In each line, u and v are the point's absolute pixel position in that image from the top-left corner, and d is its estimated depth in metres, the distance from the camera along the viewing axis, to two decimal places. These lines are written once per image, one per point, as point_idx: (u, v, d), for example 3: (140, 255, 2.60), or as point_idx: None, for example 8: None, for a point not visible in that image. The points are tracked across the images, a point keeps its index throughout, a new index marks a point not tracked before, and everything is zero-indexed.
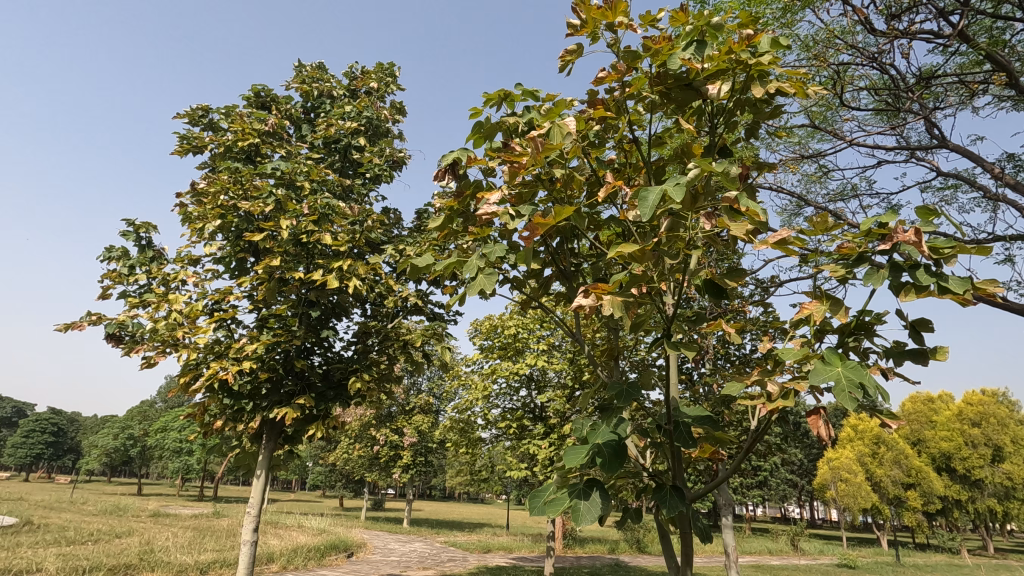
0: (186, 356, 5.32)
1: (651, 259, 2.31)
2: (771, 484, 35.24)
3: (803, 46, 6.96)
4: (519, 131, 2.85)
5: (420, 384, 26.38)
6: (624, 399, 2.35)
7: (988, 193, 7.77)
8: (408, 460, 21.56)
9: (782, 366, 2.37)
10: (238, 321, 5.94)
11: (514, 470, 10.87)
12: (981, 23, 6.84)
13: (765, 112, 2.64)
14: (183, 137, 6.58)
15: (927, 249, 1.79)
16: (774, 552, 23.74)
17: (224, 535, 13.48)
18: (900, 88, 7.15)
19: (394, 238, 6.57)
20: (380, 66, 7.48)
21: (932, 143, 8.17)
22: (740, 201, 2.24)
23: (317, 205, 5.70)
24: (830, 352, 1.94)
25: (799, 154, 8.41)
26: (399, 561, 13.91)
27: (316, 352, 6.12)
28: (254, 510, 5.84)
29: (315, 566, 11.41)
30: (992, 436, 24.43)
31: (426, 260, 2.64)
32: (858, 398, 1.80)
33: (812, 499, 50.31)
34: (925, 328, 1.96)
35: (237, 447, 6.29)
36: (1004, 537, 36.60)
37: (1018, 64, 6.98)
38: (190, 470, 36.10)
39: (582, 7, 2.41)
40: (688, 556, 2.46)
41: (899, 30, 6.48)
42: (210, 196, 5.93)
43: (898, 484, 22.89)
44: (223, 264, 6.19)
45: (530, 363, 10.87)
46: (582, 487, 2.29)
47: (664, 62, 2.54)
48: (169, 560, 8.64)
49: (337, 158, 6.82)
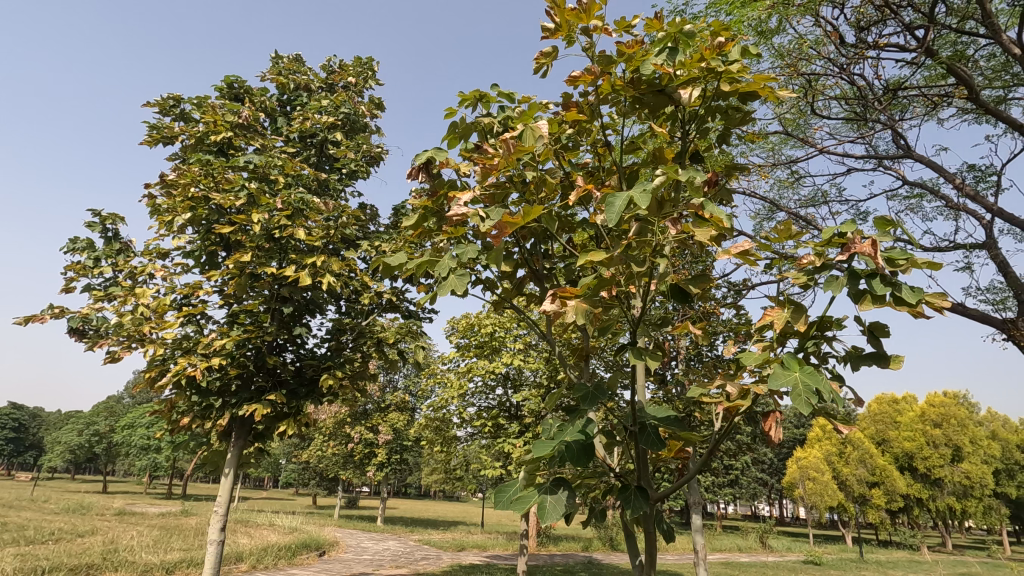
0: (152, 351, 5.21)
1: (618, 263, 2.34)
2: (742, 482, 35.88)
3: (776, 55, 7.10)
4: (494, 132, 2.86)
5: (396, 382, 26.17)
6: (591, 400, 2.37)
7: (949, 202, 8.08)
8: (382, 458, 21.39)
9: (744, 369, 2.43)
10: (208, 317, 5.84)
11: (489, 469, 10.87)
12: (946, 38, 7.09)
13: (736, 119, 2.69)
14: (153, 127, 6.44)
15: (883, 259, 1.87)
16: (744, 549, 24.15)
17: (193, 533, 13.24)
18: (869, 99, 7.38)
19: (370, 234, 6.52)
20: (358, 60, 7.41)
21: (897, 152, 8.46)
22: (705, 208, 2.29)
23: (291, 200, 5.61)
24: (789, 357, 2.00)
25: (772, 160, 8.63)
26: (372, 560, 13.80)
27: (289, 349, 6.07)
28: (222, 510, 5.73)
29: (285, 565, 11.22)
30: (953, 437, 25.21)
31: (398, 258, 2.63)
32: (813, 404, 1.86)
33: (781, 499, 51.38)
34: (881, 333, 2.03)
35: (205, 445, 6.17)
36: (963, 535, 37.88)
37: (980, 79, 7.27)
38: (159, 467, 35.25)
39: (557, 8, 2.42)
40: (650, 554, 2.50)
41: (867, 43, 6.68)
42: (180, 188, 5.78)
43: (863, 483, 23.60)
44: (193, 258, 6.05)
45: (505, 362, 10.91)
46: (549, 485, 2.32)
47: (637, 67, 2.57)
48: (133, 561, 8.42)
49: (314, 152, 6.75)
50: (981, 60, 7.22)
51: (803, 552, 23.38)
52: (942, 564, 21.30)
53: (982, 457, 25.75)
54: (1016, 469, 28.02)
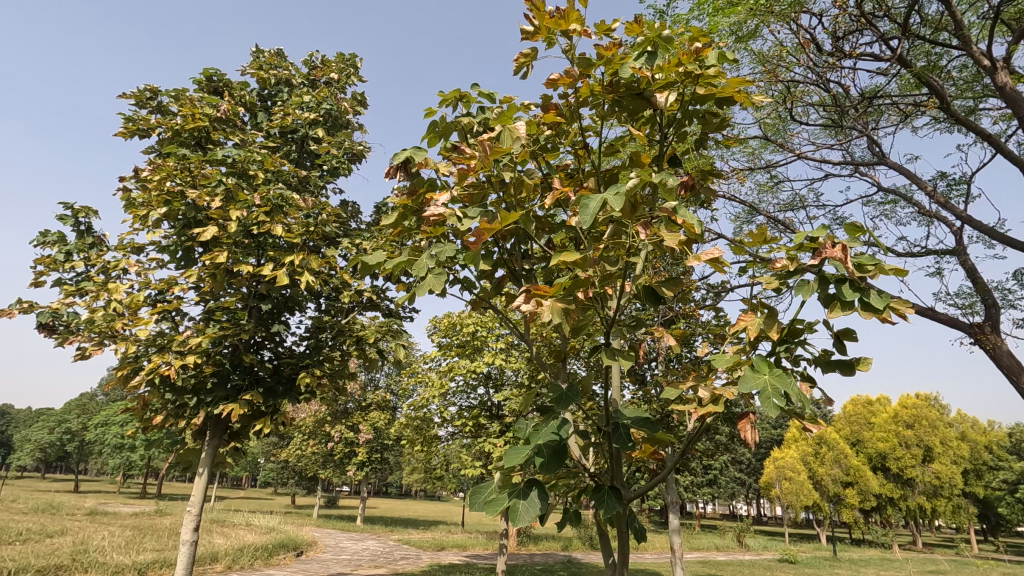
0: (124, 348, 5.09)
1: (593, 264, 2.35)
2: (721, 482, 36.34)
3: (756, 60, 7.21)
4: (474, 131, 2.86)
5: (377, 380, 26.01)
6: (564, 400, 2.39)
7: (922, 209, 8.30)
8: (363, 457, 21.24)
9: (717, 371, 2.46)
10: (184, 313, 5.74)
11: (470, 469, 10.87)
12: (920, 48, 7.29)
13: (713, 123, 2.73)
14: (128, 119, 6.30)
15: (851, 265, 1.91)
16: (720, 548, 24.46)
17: (167, 533, 13.01)
18: (845, 106, 7.55)
19: (350, 232, 6.45)
20: (341, 56, 7.34)
21: (872, 159, 8.68)
22: (678, 212, 2.32)
23: (269, 197, 5.56)
24: (759, 359, 2.04)
25: (752, 164, 8.80)
26: (350, 560, 13.65)
27: (266, 347, 6.00)
28: (195, 509, 5.63)
29: (261, 565, 11.09)
30: (924, 437, 25.76)
31: (376, 257, 2.62)
32: (780, 405, 1.90)
33: (759, 498, 52.20)
34: (849, 338, 2.08)
35: (179, 444, 6.05)
36: (932, 533, 38.81)
37: (952, 90, 7.47)
38: (133, 466, 34.62)
39: (537, 11, 2.42)
40: (623, 553, 2.53)
41: (843, 52, 6.83)
42: (155, 182, 5.67)
43: (837, 483, 24.12)
44: (169, 254, 5.93)
45: (487, 361, 10.93)
46: (522, 487, 2.33)
47: (616, 71, 2.59)
48: (105, 561, 8.25)
49: (294, 148, 6.67)
50: (953, 70, 7.42)
51: (778, 551, 23.76)
52: (912, 561, 21.76)
53: (952, 458, 26.35)
54: (984, 469, 28.82)
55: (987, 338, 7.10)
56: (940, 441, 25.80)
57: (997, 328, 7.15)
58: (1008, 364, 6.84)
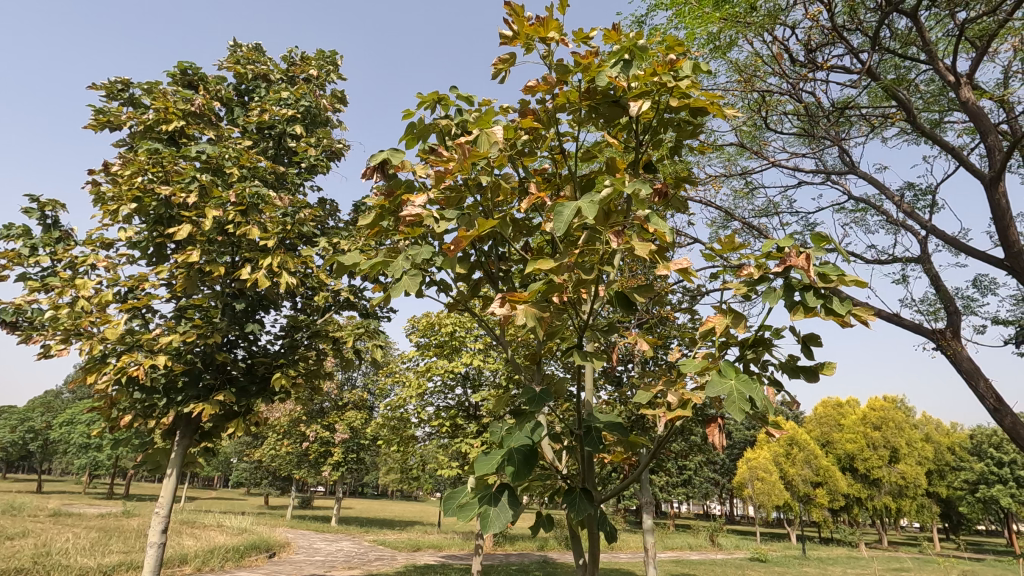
0: (90, 347, 4.95)
1: (567, 270, 2.38)
2: (695, 482, 36.86)
3: (733, 69, 7.35)
4: (451, 134, 2.87)
5: (355, 380, 25.80)
6: (535, 405, 2.41)
7: (890, 218, 8.58)
8: (338, 457, 21.04)
9: (687, 376, 2.51)
10: (154, 310, 5.62)
11: (446, 470, 10.85)
12: (889, 62, 7.54)
13: (687, 132, 2.78)
14: (98, 111, 6.15)
15: (814, 274, 1.98)
16: (693, 548, 24.79)
17: (134, 535, 12.75)
18: (818, 115, 7.76)
19: (328, 230, 6.40)
20: (321, 53, 7.28)
21: (843, 167, 8.93)
22: (650, 220, 2.36)
23: (245, 193, 5.46)
24: (726, 364, 2.09)
25: (728, 170, 8.99)
26: (324, 561, 13.53)
27: (240, 346, 5.90)
28: (163, 511, 5.52)
29: (232, 567, 10.92)
30: (890, 439, 26.30)
31: (352, 258, 2.60)
32: (744, 410, 1.95)
33: (732, 498, 53.05)
34: (813, 343, 2.15)
35: (149, 443, 5.92)
36: (898, 532, 39.85)
37: (920, 102, 7.72)
38: (99, 466, 33.73)
39: (515, 17, 2.44)
40: (593, 554, 2.56)
41: (815, 64, 7.02)
42: (126, 176, 5.54)
43: (807, 483, 24.69)
44: (140, 249, 5.80)
45: (465, 362, 10.93)
46: (493, 493, 2.35)
47: (593, 78, 2.63)
48: (68, 564, 8.03)
49: (271, 144, 6.59)
50: (921, 83, 7.68)
51: (749, 550, 24.16)
52: (877, 560, 22.36)
53: (917, 458, 27.04)
54: (946, 469, 29.74)
55: (948, 344, 7.34)
56: (906, 442, 26.53)
57: (957, 334, 7.41)
58: (967, 369, 7.10)
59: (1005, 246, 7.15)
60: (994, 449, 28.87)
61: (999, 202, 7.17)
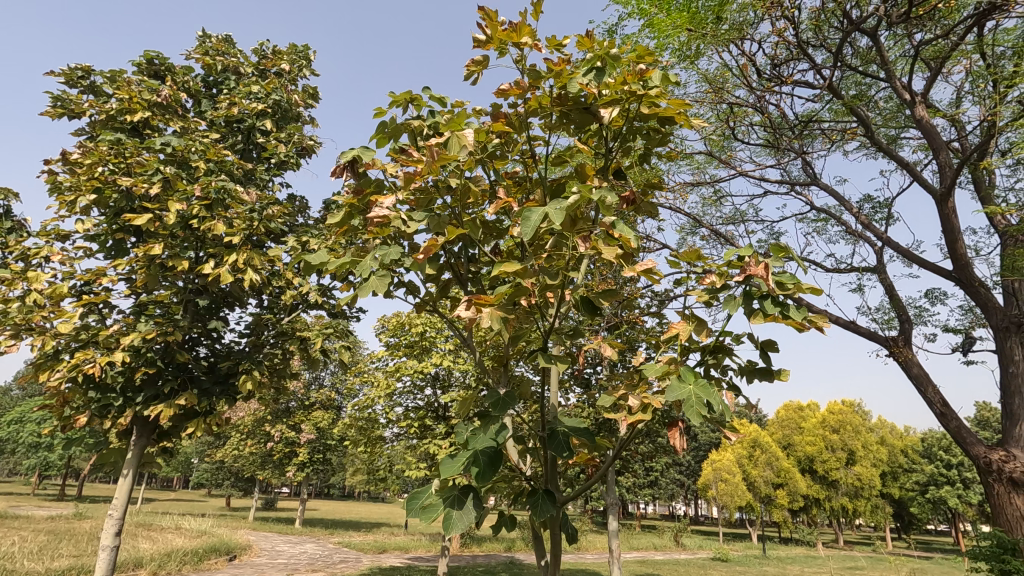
0: (42, 342, 4.77)
1: (533, 274, 2.40)
2: (661, 483, 37.42)
3: (702, 80, 7.54)
4: (423, 135, 2.87)
5: (322, 379, 25.39)
6: (501, 408, 2.43)
7: (849, 228, 8.91)
8: (304, 458, 20.66)
9: (650, 380, 2.56)
10: (112, 306, 5.45)
11: (414, 471, 10.76)
12: (851, 78, 7.83)
13: (656, 140, 2.83)
14: (56, 98, 5.93)
15: (772, 283, 2.06)
16: (658, 548, 25.18)
17: (86, 537, 12.28)
18: (784, 127, 8.01)
19: (297, 228, 6.30)
20: (293, 47, 7.17)
21: (807, 178, 9.25)
22: (615, 226, 2.40)
23: (210, 188, 5.34)
24: (686, 370, 2.15)
25: (697, 178, 9.21)
26: (287, 564, 13.25)
27: (202, 344, 5.77)
28: (117, 513, 5.34)
29: (190, 570, 10.61)
30: (848, 441, 27.22)
31: (319, 257, 2.58)
32: (702, 414, 2.01)
33: (697, 499, 54.05)
34: (770, 348, 2.22)
35: (104, 443, 5.71)
36: (854, 531, 41.20)
37: (879, 118, 8.05)
38: (50, 465, 32.39)
39: (489, 21, 2.45)
40: (556, 555, 2.59)
41: (780, 78, 7.26)
42: (86, 167, 5.36)
43: (769, 484, 25.35)
44: (98, 242, 5.61)
45: (435, 362, 10.88)
46: (457, 495, 2.35)
47: (565, 85, 2.67)
48: (13, 569, 7.69)
49: (240, 138, 6.46)
50: (880, 100, 8.00)
51: (712, 550, 24.63)
52: (833, 558, 23.05)
53: (872, 460, 28.03)
54: (899, 471, 30.94)
55: (900, 351, 7.66)
56: (862, 445, 27.48)
57: (909, 342, 7.73)
58: (917, 375, 7.43)
59: (953, 259, 7.51)
60: (943, 452, 30.11)
61: (948, 217, 7.52)
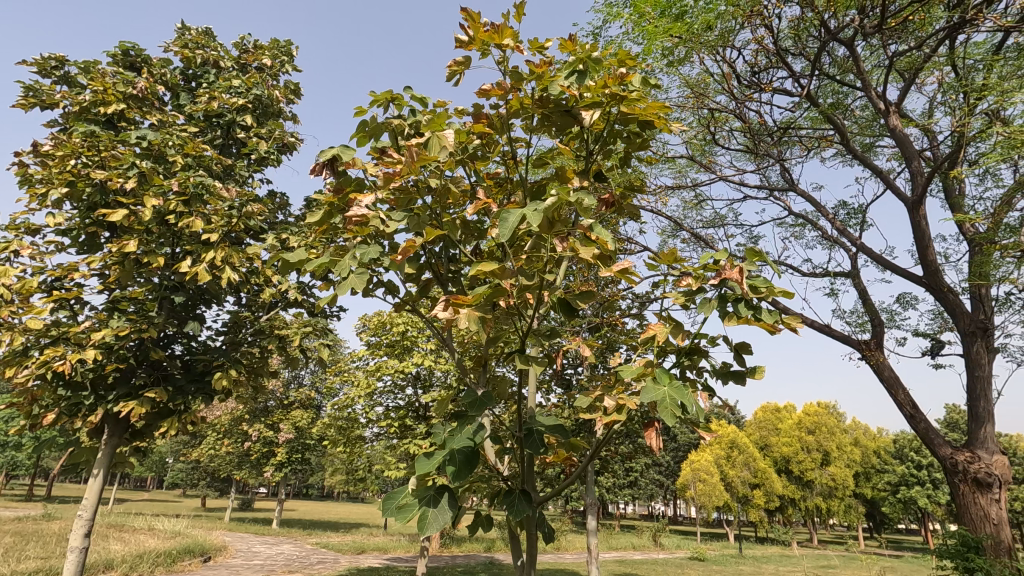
0: (10, 339, 4.66)
1: (512, 275, 2.41)
2: (641, 483, 37.76)
3: (685, 85, 7.63)
4: (405, 134, 2.86)
5: (302, 378, 25.12)
6: (478, 407, 2.44)
7: (825, 233, 9.11)
8: (282, 458, 20.40)
9: (626, 380, 2.59)
10: (84, 302, 5.33)
11: (393, 471, 10.71)
12: (828, 87, 7.99)
13: (636, 143, 2.86)
14: (28, 88, 5.78)
15: (747, 287, 2.10)
16: (637, 548, 25.37)
17: (54, 539, 11.98)
18: (763, 133, 8.15)
19: (277, 225, 6.23)
20: (275, 42, 7.09)
21: (785, 184, 9.42)
22: (593, 229, 2.42)
23: (188, 183, 5.25)
24: (661, 371, 2.18)
25: (679, 181, 9.32)
26: (262, 565, 13.06)
27: (178, 341, 5.67)
28: (86, 514, 5.21)
29: (163, 572, 10.40)
30: (822, 443, 27.71)
31: (297, 255, 2.56)
32: (676, 414, 2.04)
33: (676, 499, 54.64)
34: (744, 350, 2.26)
35: (73, 443, 5.57)
36: (827, 530, 42.02)
37: (854, 126, 8.23)
38: (19, 465, 31.49)
39: (472, 22, 2.46)
40: (531, 554, 2.60)
41: (760, 85, 7.38)
42: (58, 159, 5.23)
43: (745, 484, 25.69)
44: (70, 237, 5.48)
45: (416, 362, 10.84)
46: (433, 494, 2.36)
47: (546, 87, 2.68)
48: None
49: (220, 133, 6.36)
50: (856, 109, 8.18)
51: (689, 550, 24.89)
52: (807, 557, 23.45)
53: (846, 461, 28.59)
54: (872, 471, 31.62)
55: (873, 354, 7.84)
56: (836, 446, 28.04)
57: (881, 345, 7.93)
58: (888, 377, 7.62)
59: (923, 265, 7.72)
60: (914, 452, 30.84)
61: (920, 224, 7.72)
